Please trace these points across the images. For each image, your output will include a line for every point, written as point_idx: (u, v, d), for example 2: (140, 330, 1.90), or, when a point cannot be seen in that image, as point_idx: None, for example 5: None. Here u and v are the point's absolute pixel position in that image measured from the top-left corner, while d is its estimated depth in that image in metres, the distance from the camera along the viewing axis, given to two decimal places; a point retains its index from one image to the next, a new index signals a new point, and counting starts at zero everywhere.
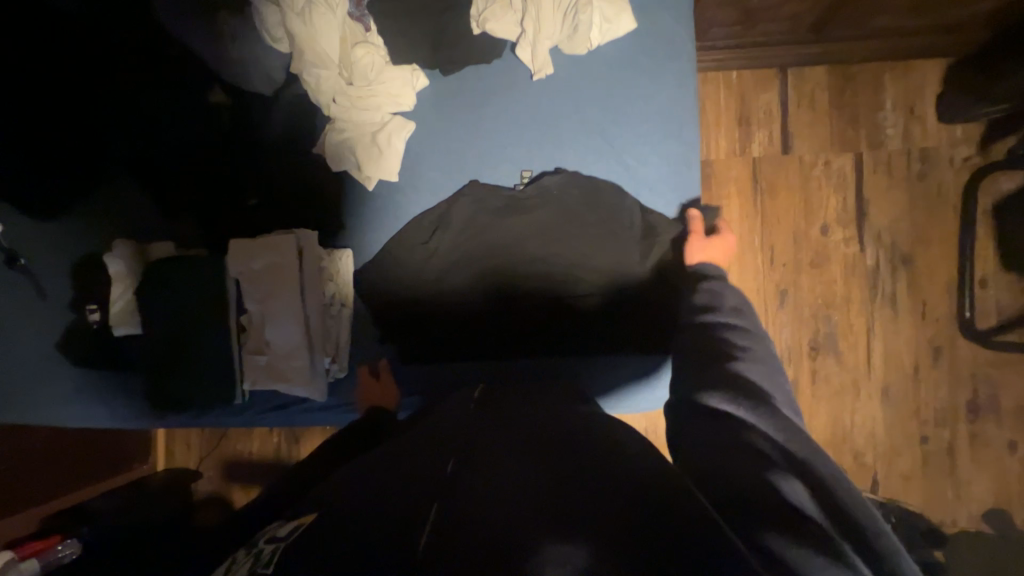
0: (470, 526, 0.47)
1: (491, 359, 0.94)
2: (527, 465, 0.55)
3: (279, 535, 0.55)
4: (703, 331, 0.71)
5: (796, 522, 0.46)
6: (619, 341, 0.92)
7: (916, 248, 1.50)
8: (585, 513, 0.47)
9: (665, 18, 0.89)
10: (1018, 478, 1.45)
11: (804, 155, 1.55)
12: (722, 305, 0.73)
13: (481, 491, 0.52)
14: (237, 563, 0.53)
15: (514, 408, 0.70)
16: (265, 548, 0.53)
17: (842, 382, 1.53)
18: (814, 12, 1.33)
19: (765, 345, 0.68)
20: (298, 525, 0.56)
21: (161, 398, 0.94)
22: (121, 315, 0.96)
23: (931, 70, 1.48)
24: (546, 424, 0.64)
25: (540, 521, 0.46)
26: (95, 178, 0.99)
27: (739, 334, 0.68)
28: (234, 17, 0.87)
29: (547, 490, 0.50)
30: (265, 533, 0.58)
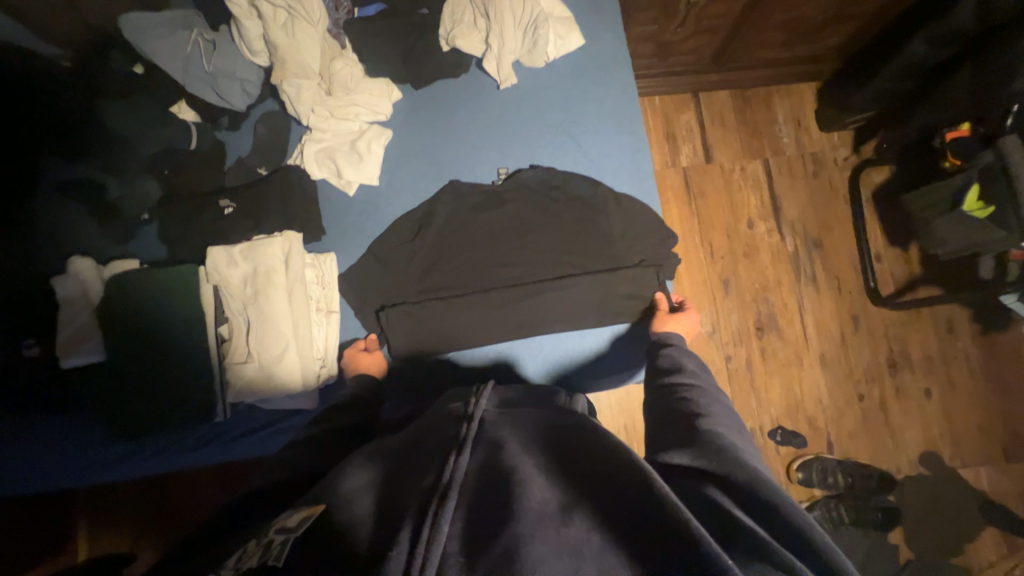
0: (474, 541, 0.49)
1: (465, 376, 0.94)
2: (534, 474, 0.57)
3: (287, 525, 0.53)
4: (665, 391, 0.77)
5: (748, 536, 0.48)
6: (610, 317, 0.96)
7: (823, 233, 1.77)
8: (585, 521, 0.51)
9: (606, 38, 1.06)
10: (941, 421, 1.66)
11: (724, 163, 1.81)
12: (683, 369, 0.80)
13: (489, 504, 0.54)
14: (246, 554, 0.51)
15: (512, 417, 0.71)
16: (275, 539, 0.51)
17: (787, 355, 1.71)
18: (713, 45, 1.62)
19: (723, 404, 0.73)
20: (307, 517, 0.55)
21: (129, 423, 0.87)
22: (69, 345, 0.86)
23: (807, 91, 1.83)
24: (552, 424, 0.68)
25: (539, 532, 0.49)
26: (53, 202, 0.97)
27: (697, 392, 0.75)
28: (212, 35, 0.92)
29: (551, 504, 0.53)
30: (273, 524, 0.55)
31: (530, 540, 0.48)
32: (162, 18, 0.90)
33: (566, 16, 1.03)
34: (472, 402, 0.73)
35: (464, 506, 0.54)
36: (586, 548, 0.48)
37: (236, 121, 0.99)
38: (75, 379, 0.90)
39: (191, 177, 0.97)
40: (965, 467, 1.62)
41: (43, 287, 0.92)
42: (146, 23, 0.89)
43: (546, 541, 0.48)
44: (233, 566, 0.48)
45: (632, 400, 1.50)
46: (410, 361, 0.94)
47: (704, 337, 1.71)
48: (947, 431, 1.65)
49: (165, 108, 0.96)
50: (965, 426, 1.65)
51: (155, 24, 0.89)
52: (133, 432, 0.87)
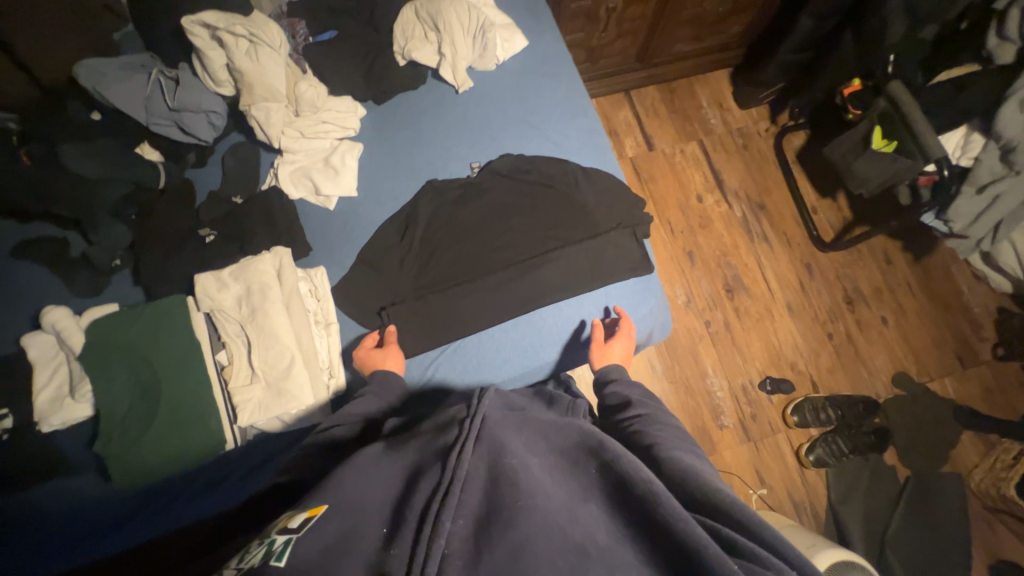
0: (479, 541, 0.48)
1: (478, 366, 0.96)
2: (540, 473, 0.56)
3: (290, 527, 0.50)
4: (621, 422, 0.76)
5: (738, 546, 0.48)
6: (598, 282, 1.00)
7: (764, 196, 1.95)
8: (592, 517, 0.52)
9: (547, 37, 1.16)
10: (901, 343, 1.82)
11: (665, 148, 1.97)
12: (630, 400, 0.80)
13: (492, 506, 0.51)
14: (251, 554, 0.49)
15: (519, 414, 0.66)
16: (280, 538, 0.49)
17: (758, 310, 1.83)
18: (635, 46, 1.80)
19: (673, 426, 0.73)
20: (308, 518, 0.51)
21: (126, 473, 0.80)
22: (51, 405, 0.82)
23: (722, 76, 2.05)
24: (561, 422, 0.65)
25: (544, 536, 0.48)
26: (15, 264, 0.93)
27: (650, 417, 0.74)
28: (173, 73, 0.93)
29: (558, 502, 0.52)
30: (275, 524, 0.53)
31: (536, 544, 0.47)
32: (121, 64, 0.92)
33: (507, 22, 1.13)
34: (473, 403, 0.64)
35: (471, 508, 0.52)
36: (591, 544, 0.49)
37: (203, 156, 1.00)
38: (64, 440, 0.84)
39: (164, 214, 0.95)
40: (932, 380, 1.77)
41: (16, 350, 0.87)
42: (105, 71, 0.90)
43: (553, 542, 0.48)
44: (238, 564, 0.48)
45: None
46: (419, 361, 0.95)
47: (681, 308, 1.81)
48: (909, 351, 1.81)
49: (130, 150, 0.95)
50: (922, 343, 1.82)
51: (116, 70, 0.91)
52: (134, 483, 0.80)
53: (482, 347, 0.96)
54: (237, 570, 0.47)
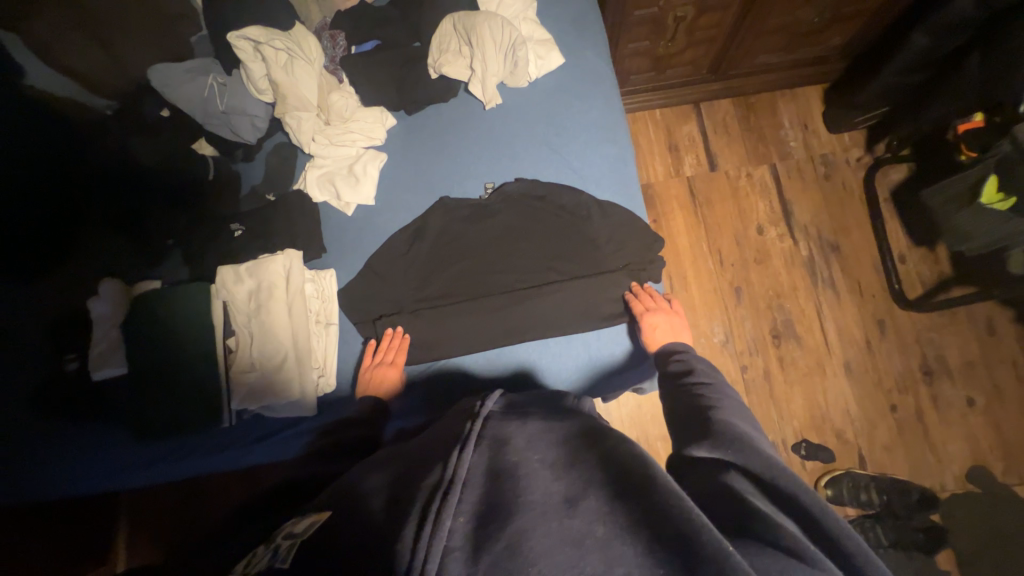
0: (478, 534, 0.49)
1: (472, 382, 0.96)
2: (539, 470, 0.57)
3: (295, 531, 0.62)
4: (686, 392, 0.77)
5: (773, 535, 0.47)
6: (591, 322, 0.97)
7: (840, 235, 1.70)
8: (591, 512, 0.50)
9: (589, 54, 1.10)
10: (989, 432, 1.52)
11: (729, 170, 1.79)
12: (694, 369, 0.82)
13: (491, 503, 0.53)
14: (256, 559, 0.60)
15: (522, 414, 0.70)
16: (283, 542, 0.60)
17: (808, 363, 1.63)
18: (709, 56, 1.63)
19: (737, 399, 0.74)
20: (313, 523, 0.62)
21: (147, 427, 0.93)
22: (101, 359, 0.95)
23: (813, 94, 1.80)
24: (563, 428, 0.67)
25: (542, 527, 0.49)
26: (87, 233, 1.07)
27: (719, 391, 0.75)
28: (224, 78, 1.03)
29: (556, 497, 0.52)
30: (283, 529, 0.63)
31: (532, 534, 0.48)
32: (184, 66, 1.02)
33: (547, 37, 1.09)
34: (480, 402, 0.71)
35: (471, 503, 0.53)
36: (589, 540, 0.47)
37: (249, 154, 1.10)
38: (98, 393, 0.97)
39: (209, 204, 1.07)
40: (1021, 483, 1.47)
41: (73, 306, 1.01)
42: (170, 72, 1.01)
43: (550, 534, 0.48)
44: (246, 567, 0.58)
45: (642, 415, 1.46)
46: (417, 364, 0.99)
47: (717, 347, 1.66)
48: (997, 443, 1.51)
49: (188, 145, 1.08)
50: (1018, 436, 1.51)
51: (179, 75, 1.01)
52: (152, 436, 0.94)
53: (464, 369, 0.97)
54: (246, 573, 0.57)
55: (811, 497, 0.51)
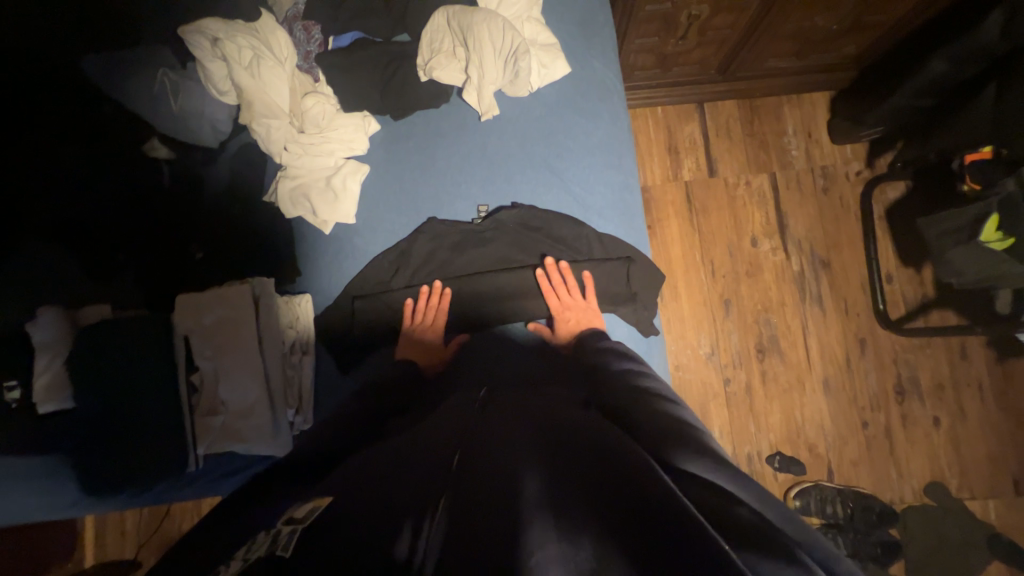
0: (466, 533, 0.46)
1: (437, 359, 0.93)
2: (530, 467, 0.53)
3: (295, 516, 0.53)
4: (629, 390, 0.72)
5: (769, 540, 0.40)
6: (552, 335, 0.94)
7: (831, 252, 1.69)
8: (580, 508, 0.47)
9: (596, 65, 1.01)
10: (949, 450, 1.59)
11: (728, 177, 1.72)
12: (643, 373, 0.76)
13: (482, 493, 0.51)
14: (255, 545, 0.49)
15: (515, 415, 0.70)
16: (284, 529, 0.51)
17: (789, 379, 1.64)
18: (719, 55, 1.52)
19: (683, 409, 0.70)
20: (317, 507, 0.55)
21: (96, 479, 0.83)
22: (48, 391, 0.85)
23: (820, 101, 1.73)
24: (558, 422, 0.65)
25: (539, 522, 0.45)
26: (6, 246, 0.91)
27: (659, 398, 0.70)
28: (177, 73, 0.90)
29: (546, 491, 0.50)
30: (283, 514, 0.55)
31: (530, 527, 0.44)
32: (130, 59, 0.90)
33: (551, 42, 0.98)
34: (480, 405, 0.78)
35: (460, 501, 0.51)
36: (586, 537, 0.44)
37: (212, 157, 0.97)
38: (25, 439, 0.86)
39: (163, 216, 0.95)
40: (971, 497, 1.56)
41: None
42: (116, 67, 0.90)
43: (548, 531, 0.44)
44: (241, 556, 0.47)
45: None
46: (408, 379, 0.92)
47: (702, 360, 1.65)
48: (955, 460, 1.58)
49: (139, 149, 0.96)
50: (975, 455, 1.59)
51: (121, 74, 0.90)
52: (105, 490, 0.83)
53: (449, 375, 0.92)
54: (241, 562, 0.46)
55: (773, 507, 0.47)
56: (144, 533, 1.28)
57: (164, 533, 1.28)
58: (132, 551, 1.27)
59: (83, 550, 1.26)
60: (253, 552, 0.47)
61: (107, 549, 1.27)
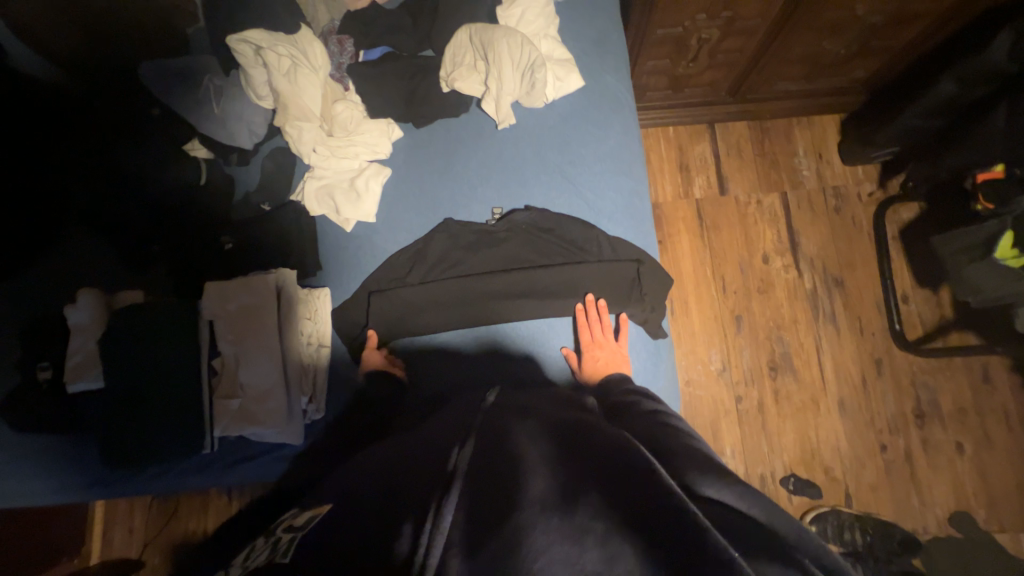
0: (476, 528, 0.45)
1: (443, 362, 0.95)
2: (535, 464, 0.51)
3: (293, 525, 0.58)
4: (633, 418, 0.70)
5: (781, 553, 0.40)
6: (566, 337, 0.96)
7: (845, 270, 1.68)
8: (591, 508, 0.45)
9: (609, 80, 1.06)
10: (974, 479, 1.52)
11: (739, 195, 1.75)
12: (639, 396, 0.75)
13: (488, 490, 0.49)
14: (256, 551, 0.56)
15: (525, 408, 0.66)
16: (283, 537, 0.55)
17: (803, 399, 1.61)
18: (730, 77, 1.58)
19: (683, 421, 0.67)
20: (315, 515, 0.59)
21: (116, 455, 0.87)
22: (76, 370, 0.89)
23: (830, 123, 1.76)
24: (567, 420, 0.61)
25: (543, 523, 0.43)
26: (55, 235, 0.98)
27: (661, 415, 0.68)
28: (222, 79, 1.00)
29: (553, 493, 0.47)
30: (282, 522, 0.61)
31: (533, 530, 0.43)
32: (179, 65, 0.99)
33: (566, 58, 1.04)
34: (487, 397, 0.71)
35: (467, 493, 0.50)
36: (590, 538, 0.42)
37: (245, 157, 1.04)
38: (58, 414, 0.90)
39: (198, 210, 1.01)
40: (1001, 531, 1.48)
41: (40, 316, 0.94)
42: (165, 72, 0.98)
43: (551, 531, 0.43)
44: (243, 562, 0.53)
45: None
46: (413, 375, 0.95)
47: (713, 376, 1.63)
48: (981, 490, 1.51)
49: (180, 147, 1.04)
50: (1002, 484, 1.51)
51: (171, 79, 0.98)
52: (124, 464, 0.87)
53: (450, 376, 0.94)
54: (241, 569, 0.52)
55: (782, 522, 0.45)
56: (150, 531, 1.29)
57: (169, 531, 1.29)
58: (138, 548, 1.29)
59: (91, 545, 1.28)
60: (254, 559, 0.53)
61: (114, 545, 1.29)
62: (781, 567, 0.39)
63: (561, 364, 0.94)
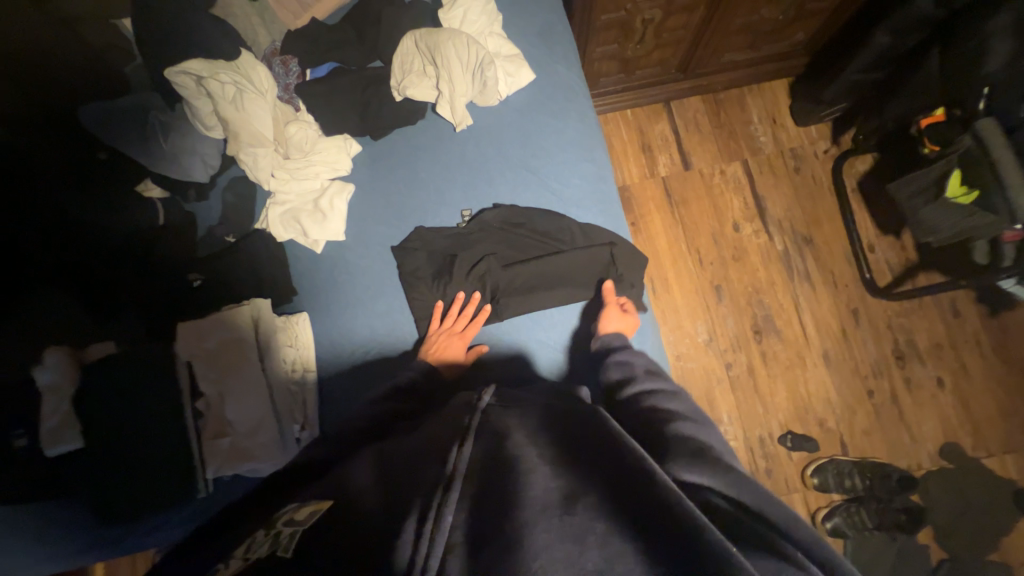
0: (477, 529, 0.45)
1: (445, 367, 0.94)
2: (538, 462, 0.51)
3: (297, 518, 0.52)
4: (628, 401, 0.74)
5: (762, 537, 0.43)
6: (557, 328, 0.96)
7: (812, 228, 1.73)
8: (590, 508, 0.45)
9: (560, 70, 1.07)
10: (958, 410, 1.59)
11: (703, 167, 1.78)
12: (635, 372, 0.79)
13: (490, 496, 0.48)
14: (255, 545, 0.50)
15: (523, 408, 0.65)
16: (283, 530, 0.50)
17: (789, 356, 1.65)
18: (678, 53, 1.61)
19: (679, 397, 0.72)
20: (316, 510, 0.53)
21: (108, 510, 0.84)
22: (54, 435, 0.84)
23: (780, 88, 1.81)
24: (570, 416, 0.62)
25: (543, 522, 0.43)
26: None
27: (657, 394, 0.72)
28: (166, 114, 0.98)
29: (555, 491, 0.47)
30: (281, 516, 0.54)
31: (533, 529, 0.43)
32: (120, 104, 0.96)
33: (514, 53, 1.05)
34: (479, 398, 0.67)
35: (467, 497, 0.49)
36: (591, 537, 0.42)
37: (202, 192, 1.05)
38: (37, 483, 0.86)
39: (164, 250, 1.00)
40: (988, 455, 1.54)
41: None
42: (106, 113, 0.95)
43: (551, 531, 0.43)
44: (242, 555, 0.48)
45: None
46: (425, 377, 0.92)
47: (701, 346, 1.66)
48: (965, 421, 1.58)
49: (133, 189, 1.05)
50: (984, 412, 1.58)
51: (117, 121, 0.94)
52: (118, 520, 0.85)
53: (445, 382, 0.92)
54: (241, 562, 0.47)
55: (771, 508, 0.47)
56: None
57: None
58: None
59: None
60: (255, 553, 0.47)
61: None
62: (772, 558, 0.41)
63: (554, 359, 0.94)
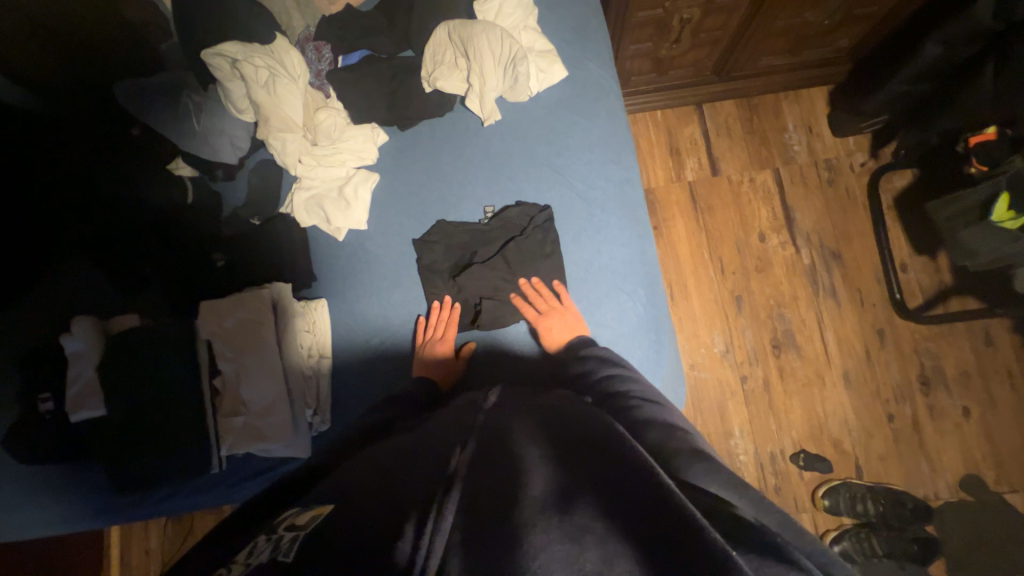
0: (477, 530, 0.45)
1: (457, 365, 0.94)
2: (536, 464, 0.51)
3: (298, 522, 0.53)
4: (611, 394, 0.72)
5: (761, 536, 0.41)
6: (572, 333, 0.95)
7: (842, 243, 1.67)
8: (589, 508, 0.44)
9: (592, 68, 1.05)
10: (982, 442, 1.53)
11: (731, 174, 1.73)
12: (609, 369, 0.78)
13: (490, 496, 0.48)
14: (257, 552, 0.50)
15: (526, 409, 0.65)
16: (285, 535, 0.51)
17: (808, 374, 1.61)
18: (714, 55, 1.56)
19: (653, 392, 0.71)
20: (317, 514, 0.54)
21: (124, 479, 0.87)
22: (78, 399, 0.89)
23: (818, 96, 1.75)
24: (569, 418, 0.61)
25: (541, 523, 0.43)
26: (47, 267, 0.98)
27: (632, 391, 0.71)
28: (201, 95, 0.99)
29: (553, 494, 0.46)
30: (283, 521, 0.55)
31: (531, 530, 0.42)
32: (157, 85, 0.98)
33: (547, 49, 1.03)
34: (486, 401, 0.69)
35: (468, 496, 0.49)
36: (590, 537, 0.41)
37: (230, 173, 1.04)
38: (61, 445, 0.90)
39: (187, 228, 1.00)
40: (1012, 491, 1.48)
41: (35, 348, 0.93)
42: (141, 93, 0.96)
43: (550, 531, 0.42)
44: (245, 561, 0.49)
45: None
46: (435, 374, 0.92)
47: (717, 357, 1.63)
48: (990, 453, 1.52)
49: (162, 167, 1.03)
50: (1010, 446, 1.52)
51: (152, 100, 0.96)
52: (133, 488, 0.87)
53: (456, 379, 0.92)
54: (244, 566, 0.48)
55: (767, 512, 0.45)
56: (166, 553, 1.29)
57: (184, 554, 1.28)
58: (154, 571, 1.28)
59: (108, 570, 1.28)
60: (256, 560, 0.47)
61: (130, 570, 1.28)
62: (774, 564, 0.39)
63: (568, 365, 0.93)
